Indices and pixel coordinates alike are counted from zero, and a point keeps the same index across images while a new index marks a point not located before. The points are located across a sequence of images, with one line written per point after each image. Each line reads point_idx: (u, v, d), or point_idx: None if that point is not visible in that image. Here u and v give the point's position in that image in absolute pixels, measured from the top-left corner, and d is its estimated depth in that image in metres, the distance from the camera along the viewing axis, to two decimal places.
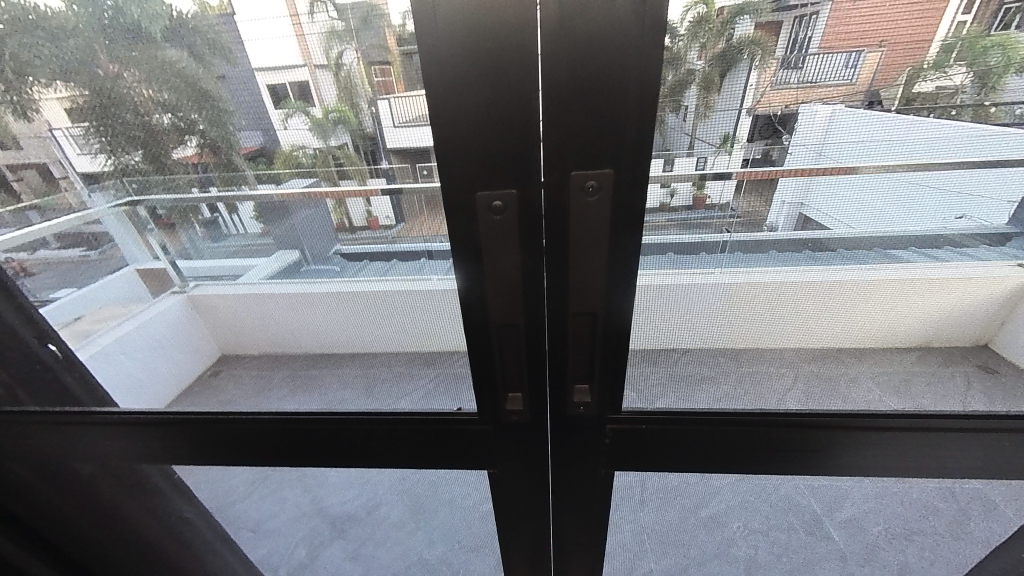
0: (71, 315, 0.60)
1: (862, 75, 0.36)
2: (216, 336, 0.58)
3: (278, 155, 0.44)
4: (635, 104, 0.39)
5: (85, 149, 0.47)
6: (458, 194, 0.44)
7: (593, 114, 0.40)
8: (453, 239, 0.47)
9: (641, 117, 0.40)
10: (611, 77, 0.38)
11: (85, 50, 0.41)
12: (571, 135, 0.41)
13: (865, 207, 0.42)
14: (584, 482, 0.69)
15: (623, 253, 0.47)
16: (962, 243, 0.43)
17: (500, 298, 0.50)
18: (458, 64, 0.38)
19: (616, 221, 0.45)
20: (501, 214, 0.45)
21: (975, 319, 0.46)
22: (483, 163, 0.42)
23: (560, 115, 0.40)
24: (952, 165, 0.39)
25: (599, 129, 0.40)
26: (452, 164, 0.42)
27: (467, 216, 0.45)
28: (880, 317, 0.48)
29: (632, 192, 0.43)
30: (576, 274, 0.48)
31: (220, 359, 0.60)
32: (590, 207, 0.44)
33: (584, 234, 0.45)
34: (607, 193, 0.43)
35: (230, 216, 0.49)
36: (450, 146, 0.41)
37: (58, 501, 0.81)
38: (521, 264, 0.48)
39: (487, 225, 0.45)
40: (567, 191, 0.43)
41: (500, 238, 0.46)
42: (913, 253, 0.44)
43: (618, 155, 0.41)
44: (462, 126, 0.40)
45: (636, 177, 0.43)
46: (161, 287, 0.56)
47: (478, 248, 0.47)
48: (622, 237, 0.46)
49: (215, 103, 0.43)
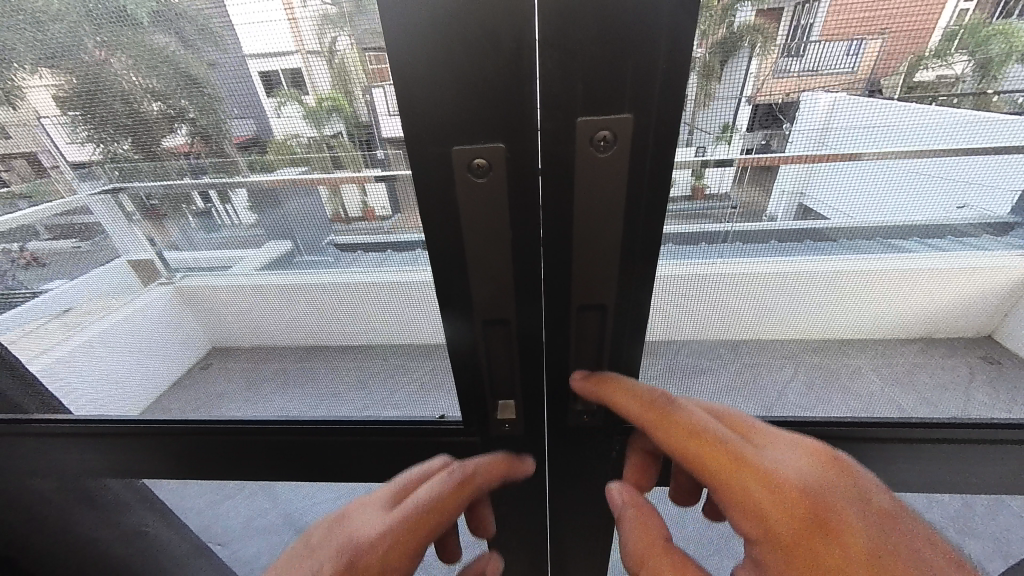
0: (60, 308, 0.58)
1: (863, 64, 0.35)
2: (207, 327, 0.57)
3: (272, 144, 0.43)
4: (641, 68, 0.37)
5: (73, 138, 0.46)
6: (444, 163, 0.42)
7: (594, 73, 0.38)
8: (451, 215, 0.45)
9: (659, 65, 0.37)
10: (614, 36, 0.36)
11: (73, 35, 0.40)
12: (575, 87, 0.38)
13: (870, 197, 0.41)
14: (584, 482, 0.67)
15: (637, 218, 0.44)
16: (965, 234, 0.43)
17: (491, 271, 0.48)
18: (449, 20, 0.36)
19: (629, 177, 0.42)
20: (493, 178, 0.42)
21: (973, 308, 0.46)
22: (477, 127, 0.40)
23: (565, 64, 0.37)
24: (953, 154, 0.38)
25: (606, 81, 0.38)
26: (448, 127, 0.40)
27: (451, 187, 0.43)
28: (884, 308, 0.48)
29: (652, 141, 0.40)
30: (579, 239, 0.46)
31: (211, 352, 0.59)
32: (599, 162, 0.41)
33: (592, 196, 0.43)
34: (621, 144, 0.40)
35: (224, 206, 0.48)
36: (445, 109, 0.39)
37: (44, 501, 0.79)
38: (512, 231, 0.45)
39: (488, 194, 0.43)
40: (576, 144, 0.41)
41: (492, 207, 0.44)
42: (916, 244, 0.43)
43: (633, 102, 0.38)
44: (458, 85, 0.38)
45: (651, 132, 0.40)
46: (149, 278, 0.55)
47: (477, 221, 0.45)
48: (633, 194, 0.43)
49: (205, 90, 0.41)
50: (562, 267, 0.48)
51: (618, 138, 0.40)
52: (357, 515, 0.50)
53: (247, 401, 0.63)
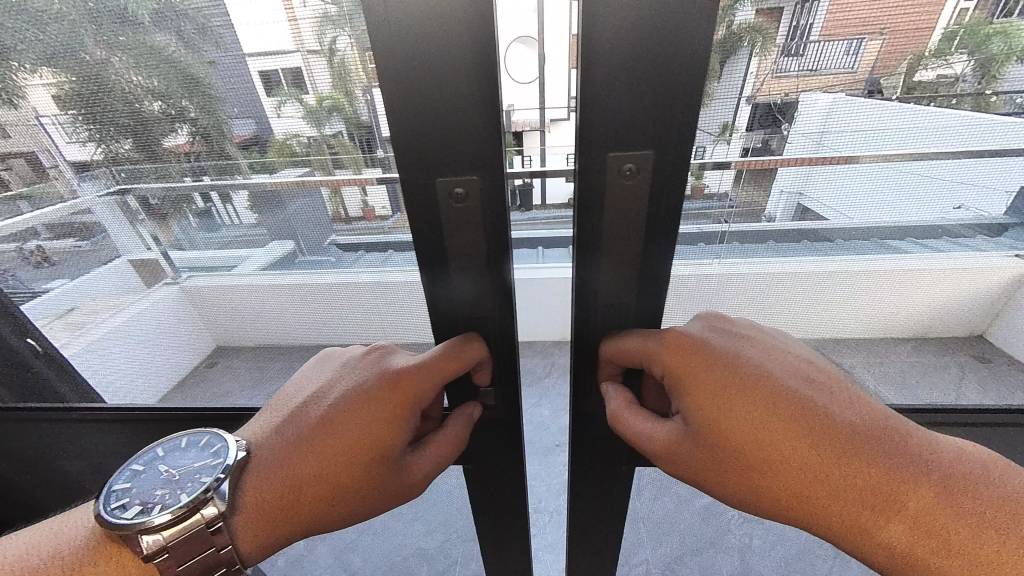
0: (64, 306, 0.59)
1: (863, 63, 0.35)
2: (213, 326, 0.58)
3: (273, 144, 0.43)
4: (665, 100, 0.39)
5: (74, 138, 0.46)
6: (426, 192, 0.44)
7: (631, 115, 0.39)
8: (423, 231, 0.47)
9: (688, 93, 0.38)
10: (653, 77, 0.37)
11: (74, 35, 0.39)
12: (608, 118, 0.40)
13: (867, 198, 0.42)
14: (580, 474, 0.68)
15: (660, 240, 0.46)
16: (959, 234, 0.43)
17: (471, 292, 0.51)
18: (414, 38, 0.37)
19: (653, 206, 0.44)
20: (469, 205, 0.45)
21: (966, 307, 0.47)
22: (445, 154, 0.42)
23: (602, 91, 0.38)
24: (952, 155, 0.39)
25: (646, 122, 0.40)
26: (416, 150, 0.42)
27: (434, 210, 0.45)
28: (877, 307, 0.49)
29: (674, 172, 0.42)
30: (607, 260, 0.48)
31: (217, 350, 0.60)
32: (625, 189, 0.43)
33: (619, 222, 0.45)
34: (646, 175, 0.42)
35: (225, 207, 0.48)
36: (410, 125, 0.41)
37: (55, 493, 0.81)
38: (491, 251, 0.47)
39: (456, 218, 0.46)
40: (603, 172, 0.42)
41: (467, 228, 0.46)
42: (911, 244, 0.44)
43: (660, 136, 0.40)
44: (425, 105, 0.40)
45: (670, 164, 0.42)
46: (154, 277, 0.56)
47: (447, 240, 0.47)
48: (653, 217, 0.44)
49: (205, 89, 0.41)
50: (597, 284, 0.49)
51: (648, 172, 0.42)
52: (396, 353, 0.53)
53: (247, 398, 0.64)
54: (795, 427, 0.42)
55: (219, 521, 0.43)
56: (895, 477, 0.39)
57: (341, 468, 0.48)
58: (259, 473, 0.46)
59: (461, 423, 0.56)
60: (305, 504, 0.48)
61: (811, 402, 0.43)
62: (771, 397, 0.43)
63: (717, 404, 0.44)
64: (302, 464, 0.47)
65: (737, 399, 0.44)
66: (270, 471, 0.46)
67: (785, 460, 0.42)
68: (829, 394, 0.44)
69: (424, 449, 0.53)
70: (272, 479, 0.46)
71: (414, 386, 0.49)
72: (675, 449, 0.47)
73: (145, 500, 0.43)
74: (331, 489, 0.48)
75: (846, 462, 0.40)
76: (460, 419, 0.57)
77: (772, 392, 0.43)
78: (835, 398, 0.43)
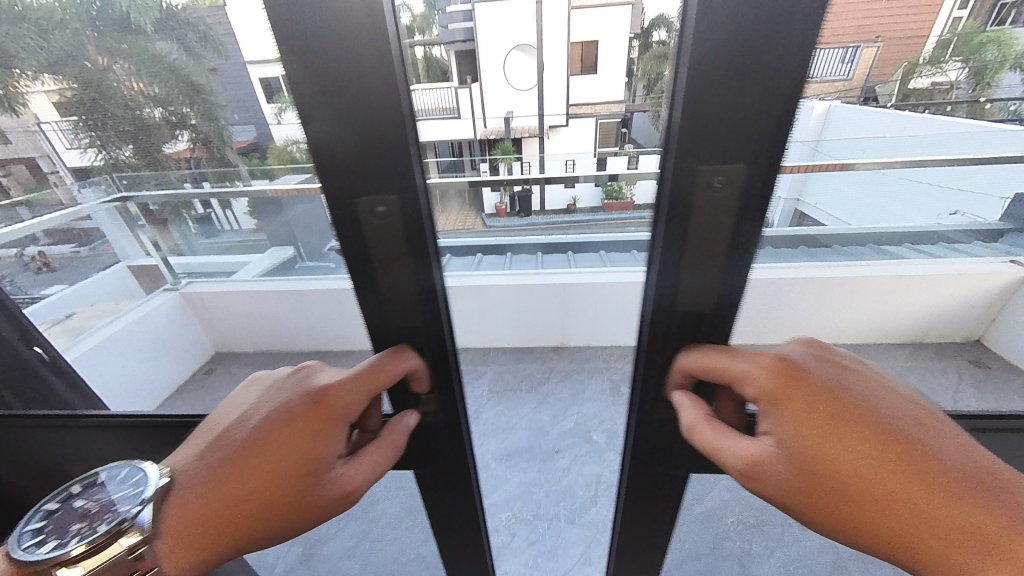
0: (62, 312, 0.60)
1: (858, 70, 0.31)
2: (213, 332, 0.70)
3: (273, 151, 0.41)
4: (779, 85, 0.23)
5: (74, 144, 0.44)
6: (342, 211, 0.30)
7: (740, 96, 0.24)
8: (352, 264, 0.32)
9: (796, 62, 0.22)
10: (761, 44, 0.22)
11: (73, 41, 0.39)
12: (708, 117, 0.24)
13: (866, 203, 0.51)
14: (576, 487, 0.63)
15: (735, 283, 0.31)
16: (952, 240, 0.55)
17: (398, 318, 0.34)
18: None
19: (735, 235, 0.29)
20: (397, 231, 0.30)
21: (963, 314, 0.52)
22: (353, 157, 0.27)
23: (697, 68, 0.23)
24: (950, 162, 0.45)
25: (758, 99, 0.24)
26: (326, 145, 0.26)
27: (355, 234, 0.31)
28: (876, 310, 0.56)
29: (766, 190, 0.27)
30: (683, 321, 0.33)
31: (214, 355, 0.70)
32: (708, 214, 0.28)
33: (694, 259, 0.30)
34: (735, 192, 0.27)
35: (225, 214, 0.55)
36: (300, 109, 0.25)
37: None
38: (416, 266, 0.32)
39: (381, 242, 0.31)
40: (680, 193, 0.27)
41: (393, 261, 0.32)
42: (910, 249, 0.58)
43: (760, 142, 0.25)
44: (303, 75, 0.24)
45: (769, 177, 0.27)
46: (155, 282, 0.71)
47: (378, 274, 0.32)
48: (738, 252, 0.30)
49: (207, 97, 0.42)
50: (669, 332, 0.33)
51: (743, 186, 0.27)
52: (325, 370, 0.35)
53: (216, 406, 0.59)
54: (873, 443, 0.26)
55: (144, 547, 0.29)
56: (973, 517, 0.24)
57: (296, 487, 0.32)
58: (192, 497, 0.30)
59: (393, 434, 0.36)
60: (254, 534, 0.32)
61: (921, 446, 0.26)
62: (852, 423, 0.27)
63: (800, 421, 0.28)
64: (196, 497, 0.30)
65: (832, 416, 0.27)
66: (206, 492, 0.31)
67: (866, 501, 0.26)
68: (941, 438, 0.26)
69: (359, 465, 0.34)
70: (213, 500, 0.31)
71: (341, 401, 0.33)
72: (760, 473, 0.29)
73: (65, 534, 0.30)
74: (232, 520, 0.31)
75: (947, 503, 0.24)
76: (393, 431, 0.36)
77: (845, 404, 0.28)
78: (940, 434, 0.27)
